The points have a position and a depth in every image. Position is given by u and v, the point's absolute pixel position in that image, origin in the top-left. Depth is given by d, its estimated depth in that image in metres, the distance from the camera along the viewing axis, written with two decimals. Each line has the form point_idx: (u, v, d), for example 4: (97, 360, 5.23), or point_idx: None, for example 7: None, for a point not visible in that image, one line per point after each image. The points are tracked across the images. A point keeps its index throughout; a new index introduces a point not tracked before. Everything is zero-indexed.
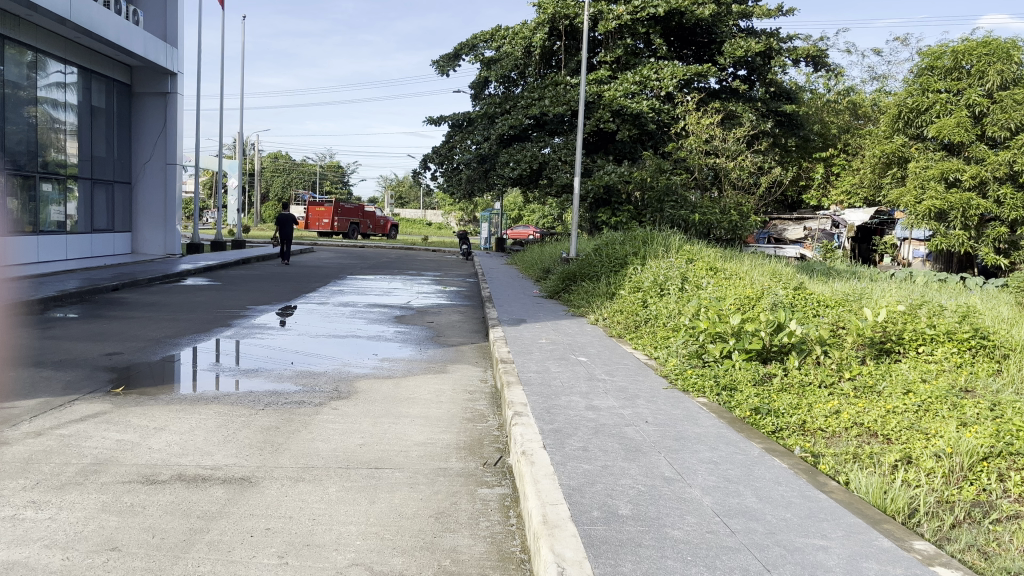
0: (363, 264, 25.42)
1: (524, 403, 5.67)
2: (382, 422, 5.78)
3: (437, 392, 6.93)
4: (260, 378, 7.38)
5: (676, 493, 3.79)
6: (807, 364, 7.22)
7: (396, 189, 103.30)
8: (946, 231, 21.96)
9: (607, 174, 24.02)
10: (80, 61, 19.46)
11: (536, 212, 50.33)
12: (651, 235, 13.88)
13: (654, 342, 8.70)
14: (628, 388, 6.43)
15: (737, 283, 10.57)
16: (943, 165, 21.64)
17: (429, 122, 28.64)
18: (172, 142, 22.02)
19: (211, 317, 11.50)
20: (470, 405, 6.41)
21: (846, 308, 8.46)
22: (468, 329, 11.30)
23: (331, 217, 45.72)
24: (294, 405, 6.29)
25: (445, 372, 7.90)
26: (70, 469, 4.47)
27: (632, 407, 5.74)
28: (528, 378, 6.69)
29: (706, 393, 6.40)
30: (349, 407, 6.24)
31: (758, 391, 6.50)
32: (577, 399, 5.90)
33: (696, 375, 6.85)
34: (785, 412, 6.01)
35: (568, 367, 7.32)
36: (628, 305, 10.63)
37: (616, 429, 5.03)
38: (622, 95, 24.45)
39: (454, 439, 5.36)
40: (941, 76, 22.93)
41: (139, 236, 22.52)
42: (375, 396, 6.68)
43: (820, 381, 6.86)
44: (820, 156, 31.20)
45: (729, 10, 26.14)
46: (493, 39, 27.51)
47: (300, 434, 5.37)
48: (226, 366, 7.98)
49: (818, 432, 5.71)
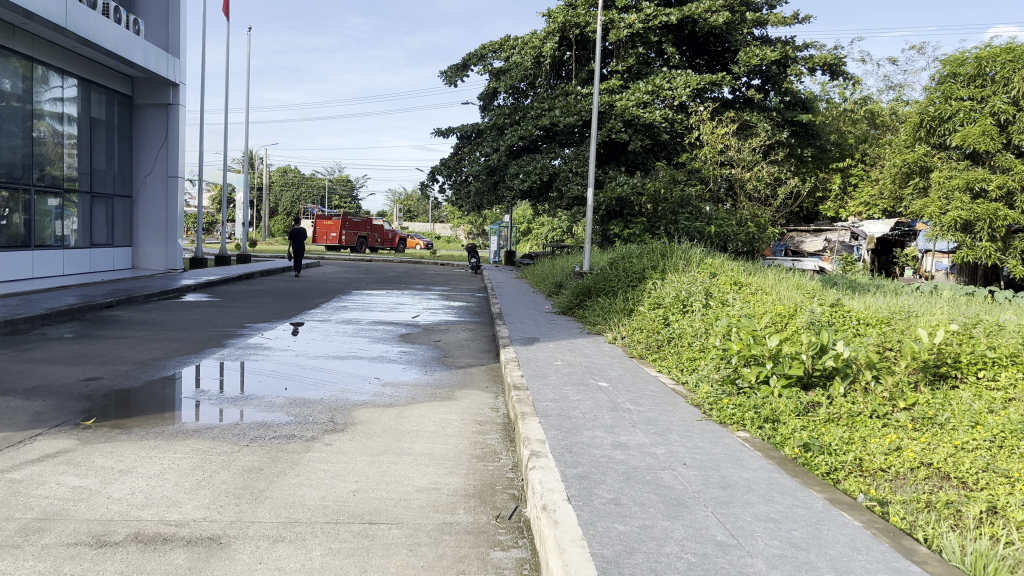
0: (370, 278, 24.82)
1: (542, 440, 4.97)
2: (379, 462, 5.08)
3: (443, 422, 6.23)
4: (249, 407, 6.68)
5: (735, 566, 3.08)
6: (854, 392, 6.49)
7: (406, 203, 103.15)
8: (972, 244, 21.10)
9: (619, 186, 22.99)
10: (79, 71, 18.98)
11: (545, 225, 49.80)
12: (670, 248, 13.17)
13: (680, 364, 7.98)
14: (657, 421, 5.71)
15: (765, 299, 9.84)
16: (968, 175, 20.88)
17: (437, 133, 28.15)
18: (173, 153, 21.47)
19: (207, 336, 10.86)
20: (480, 439, 5.72)
21: (892, 327, 7.71)
22: (478, 349, 10.59)
23: (340, 231, 45.19)
24: (281, 440, 5.60)
25: (452, 399, 7.20)
26: (9, 527, 3.79)
27: (665, 445, 5.02)
28: (545, 408, 5.97)
29: (746, 425, 5.69)
30: (344, 442, 5.55)
31: (804, 422, 5.79)
32: (602, 434, 5.19)
33: (732, 404, 6.14)
34: (839, 448, 5.33)
35: (588, 394, 6.61)
36: (648, 323, 9.89)
37: (650, 475, 4.33)
38: (634, 104, 23.76)
39: (462, 484, 4.65)
40: (965, 83, 22.22)
41: (140, 250, 22.00)
42: (374, 429, 5.98)
43: (871, 412, 6.14)
44: (837, 167, 30.48)
45: (743, 18, 25.44)
46: (502, 49, 27.08)
47: (285, 478, 4.68)
48: (213, 393, 7.29)
49: (880, 474, 5.01)
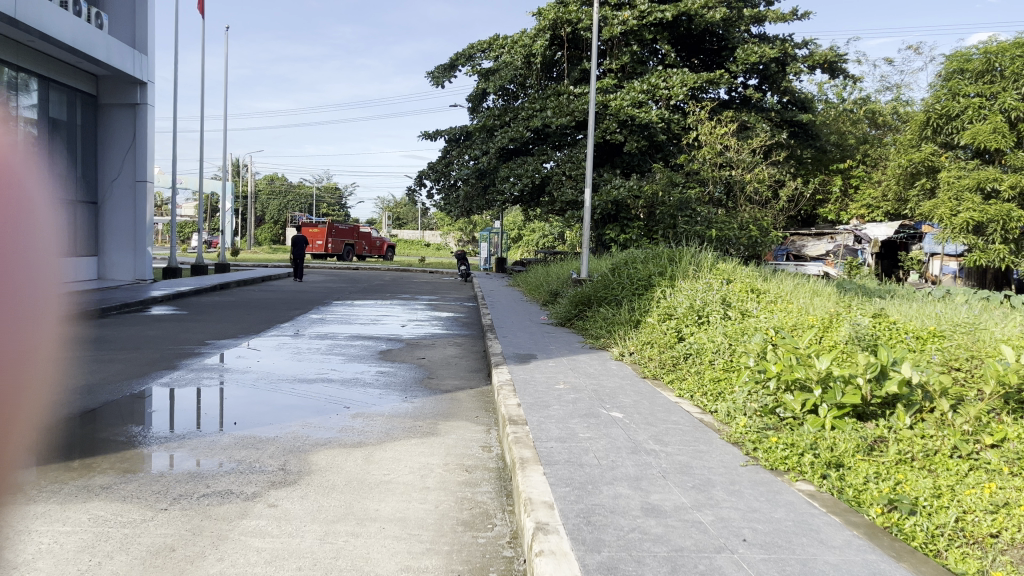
0: (353, 287, 23.58)
1: (549, 505, 3.74)
2: (335, 535, 3.84)
3: (422, 469, 5.00)
4: (186, 450, 5.42)
5: None
6: (923, 424, 5.28)
7: (394, 211, 102.11)
8: (985, 246, 19.95)
9: (614, 189, 21.81)
10: (37, 69, 17.63)
11: (537, 230, 48.75)
12: (679, 251, 11.94)
13: (704, 387, 6.80)
14: (693, 469, 4.49)
15: (793, 311, 8.65)
16: (979, 175, 19.86)
17: (424, 135, 26.99)
18: (142, 156, 20.21)
19: (160, 356, 9.59)
20: (468, 494, 4.51)
21: (955, 343, 6.50)
22: (466, 367, 9.36)
23: (324, 239, 43.72)
24: (212, 500, 4.35)
25: (435, 435, 5.95)
26: None
27: (713, 508, 3.81)
28: (549, 452, 4.76)
29: (807, 473, 4.51)
30: (293, 504, 4.32)
31: (875, 467, 4.62)
32: (627, 493, 3.98)
33: (782, 444, 4.94)
34: (930, 505, 4.15)
35: (600, 429, 5.39)
36: (660, 337, 8.68)
37: (702, 563, 3.12)
38: (629, 104, 22.45)
39: (441, 572, 3.44)
40: (973, 78, 21.05)
41: (106, 260, 20.64)
42: (334, 480, 4.77)
43: (952, 450, 4.93)
44: (837, 168, 29.52)
45: (741, 15, 24.34)
46: (490, 48, 26.05)
47: (203, 565, 3.46)
48: (147, 430, 6.01)
49: (991, 542, 3.83)
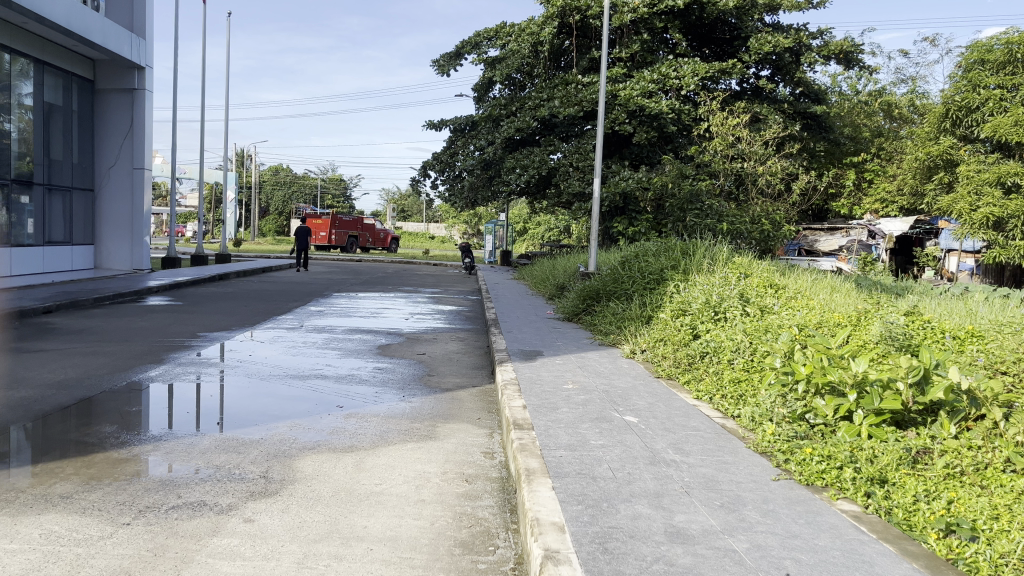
0: (356, 279, 23.15)
1: (560, 528, 3.26)
2: (315, 558, 3.37)
3: (418, 479, 4.53)
4: (161, 453, 4.96)
5: None
6: (972, 433, 4.76)
7: (399, 203, 101.80)
8: (1006, 242, 19.25)
9: (623, 181, 21.18)
10: (30, 50, 17.15)
11: (543, 224, 48.29)
12: (691, 244, 11.42)
13: (724, 389, 6.31)
14: (720, 484, 4.01)
15: (815, 308, 8.12)
16: (1000, 169, 19.08)
17: (429, 126, 26.50)
18: (139, 143, 19.75)
19: (148, 350, 9.13)
20: (468, 509, 4.04)
21: (999, 346, 5.97)
22: (468, 364, 8.89)
23: (329, 230, 43.28)
24: (183, 513, 3.89)
25: (433, 439, 5.47)
26: None
27: (747, 533, 3.32)
28: (558, 462, 4.28)
29: (849, 493, 4.02)
30: (273, 518, 3.85)
31: (923, 484, 4.11)
32: (647, 513, 3.50)
33: (817, 456, 4.45)
34: (992, 527, 3.63)
35: (613, 436, 4.91)
36: (674, 334, 8.19)
37: None
38: (639, 94, 21.71)
39: None
40: (993, 70, 20.46)
41: (103, 248, 20.20)
42: (320, 491, 4.30)
43: (1005, 464, 4.40)
44: (850, 161, 28.89)
45: (755, 4, 23.64)
46: (497, 36, 25.50)
47: None
48: (123, 429, 5.54)
49: None
